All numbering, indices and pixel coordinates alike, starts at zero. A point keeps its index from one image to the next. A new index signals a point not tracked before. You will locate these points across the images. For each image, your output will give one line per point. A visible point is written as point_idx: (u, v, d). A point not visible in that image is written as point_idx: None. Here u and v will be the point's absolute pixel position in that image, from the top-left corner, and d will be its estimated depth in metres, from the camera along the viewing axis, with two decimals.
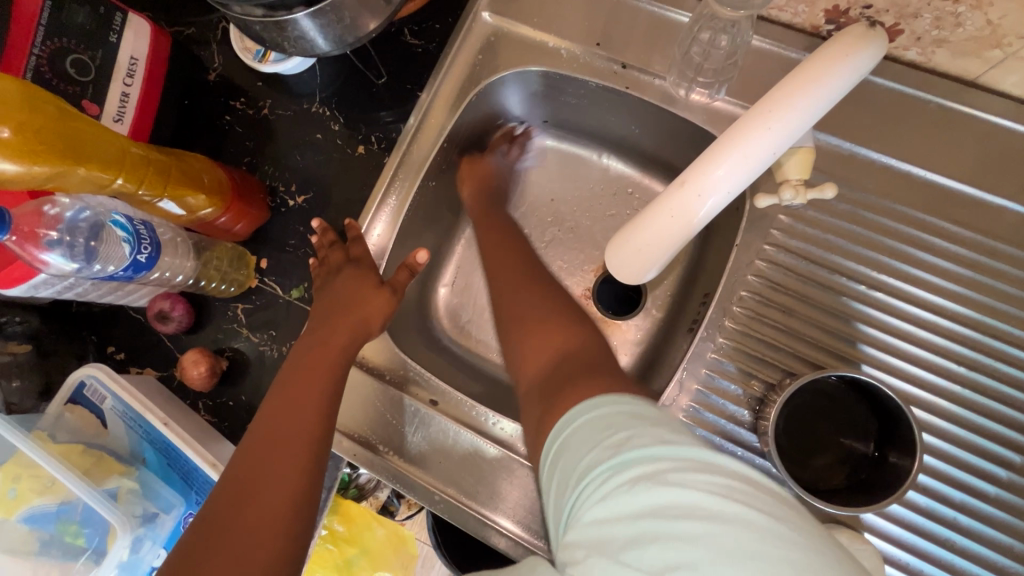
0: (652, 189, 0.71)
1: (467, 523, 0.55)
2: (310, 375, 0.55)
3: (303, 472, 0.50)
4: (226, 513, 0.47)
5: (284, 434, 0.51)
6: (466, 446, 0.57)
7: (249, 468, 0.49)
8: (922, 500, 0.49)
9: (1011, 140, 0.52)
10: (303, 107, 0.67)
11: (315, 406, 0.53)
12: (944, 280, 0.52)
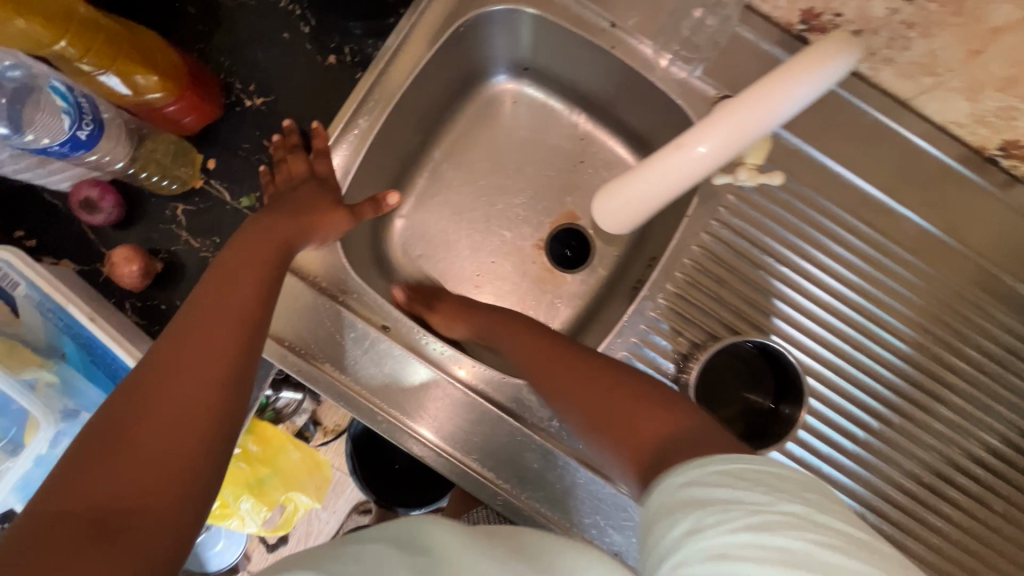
0: (615, 155, 0.74)
1: (389, 431, 0.58)
2: (243, 267, 0.50)
3: (240, 345, 0.45)
4: (141, 401, 0.40)
5: (211, 322, 0.45)
6: (412, 373, 0.59)
7: (169, 356, 0.42)
8: (798, 450, 0.58)
9: (923, 160, 0.59)
10: (270, 0, 0.62)
11: (247, 298, 0.48)
12: (854, 272, 0.60)
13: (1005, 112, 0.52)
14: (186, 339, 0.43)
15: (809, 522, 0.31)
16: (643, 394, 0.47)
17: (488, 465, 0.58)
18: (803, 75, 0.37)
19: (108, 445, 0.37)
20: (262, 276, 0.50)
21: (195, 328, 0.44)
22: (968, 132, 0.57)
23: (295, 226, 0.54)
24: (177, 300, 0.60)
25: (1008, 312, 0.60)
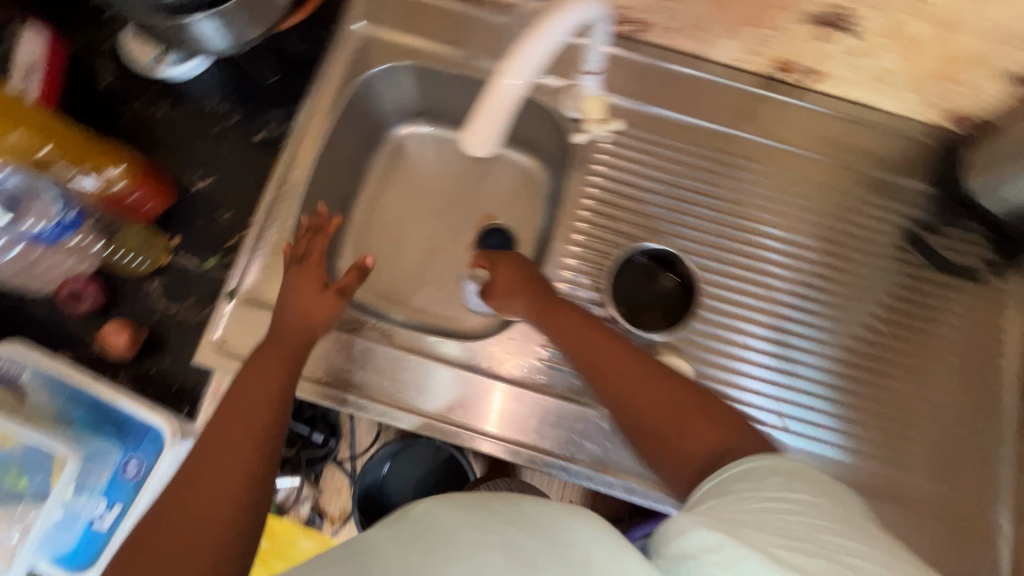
0: (511, 160, 0.89)
1: (447, 435, 0.67)
2: (260, 372, 0.57)
3: (261, 441, 0.52)
4: (184, 486, 0.48)
5: (240, 413, 0.53)
6: (414, 365, 0.69)
7: (208, 444, 0.51)
8: (709, 327, 0.72)
9: (730, 92, 0.77)
10: (201, 105, 0.76)
11: (268, 394, 0.55)
12: (708, 186, 0.76)
13: (764, 40, 0.71)
14: (218, 431, 0.52)
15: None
16: (657, 374, 0.58)
17: (479, 422, 0.68)
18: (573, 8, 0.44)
19: (154, 533, 0.46)
20: (279, 376, 0.57)
21: (221, 431, 0.52)
22: (753, 65, 0.76)
23: (294, 319, 0.62)
24: (166, 360, 0.67)
25: (832, 184, 0.77)
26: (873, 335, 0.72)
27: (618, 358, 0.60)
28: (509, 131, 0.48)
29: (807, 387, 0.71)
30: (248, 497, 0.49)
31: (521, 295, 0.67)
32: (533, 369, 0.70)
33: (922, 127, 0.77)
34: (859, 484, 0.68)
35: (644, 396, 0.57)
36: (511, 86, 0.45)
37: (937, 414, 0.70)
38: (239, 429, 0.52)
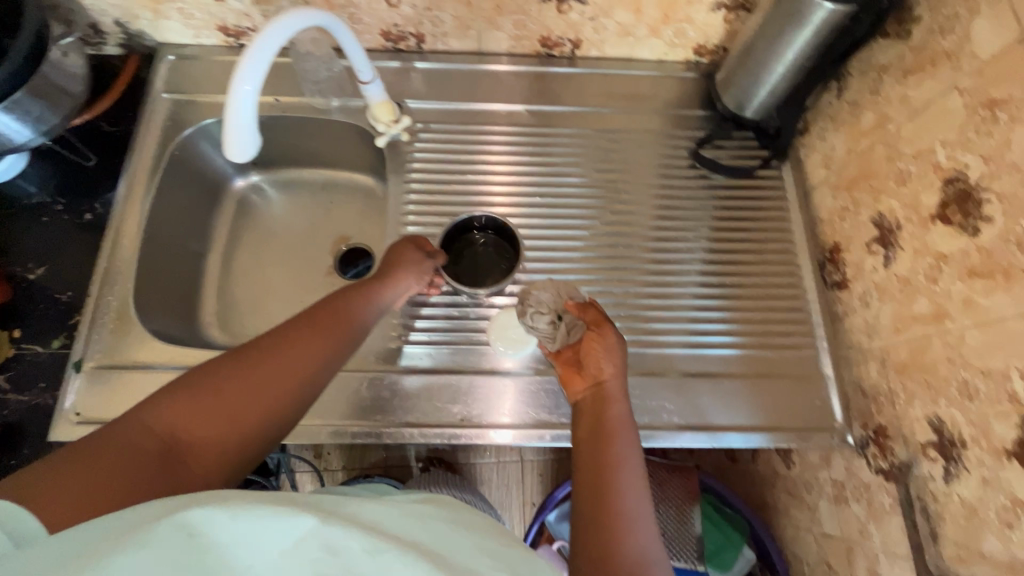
0: (351, 184, 0.95)
1: (479, 434, 0.71)
2: (350, 313, 0.58)
3: (312, 376, 0.51)
4: (242, 382, 0.47)
5: (308, 348, 0.52)
6: (371, 387, 0.73)
7: (268, 361, 0.49)
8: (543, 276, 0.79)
9: (514, 75, 0.87)
10: (23, 203, 0.78)
11: (337, 338, 0.55)
12: (517, 156, 0.84)
13: (520, 24, 0.81)
14: (289, 354, 0.50)
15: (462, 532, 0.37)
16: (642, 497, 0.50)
17: (346, 418, 0.71)
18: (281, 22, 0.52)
19: (193, 392, 0.45)
20: (356, 320, 0.58)
21: (292, 340, 0.52)
22: (525, 48, 0.86)
23: (378, 289, 0.64)
24: (24, 450, 0.67)
25: (623, 129, 0.87)
26: (774, 289, 0.79)
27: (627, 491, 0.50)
28: (260, 130, 0.54)
29: (653, 313, 0.77)
30: (264, 430, 0.47)
31: (596, 352, 0.61)
32: (423, 358, 0.75)
33: (681, 65, 0.89)
34: (711, 373, 0.74)
35: (630, 487, 0.51)
36: (245, 93, 0.51)
37: (763, 295, 0.78)
38: (309, 348, 0.52)
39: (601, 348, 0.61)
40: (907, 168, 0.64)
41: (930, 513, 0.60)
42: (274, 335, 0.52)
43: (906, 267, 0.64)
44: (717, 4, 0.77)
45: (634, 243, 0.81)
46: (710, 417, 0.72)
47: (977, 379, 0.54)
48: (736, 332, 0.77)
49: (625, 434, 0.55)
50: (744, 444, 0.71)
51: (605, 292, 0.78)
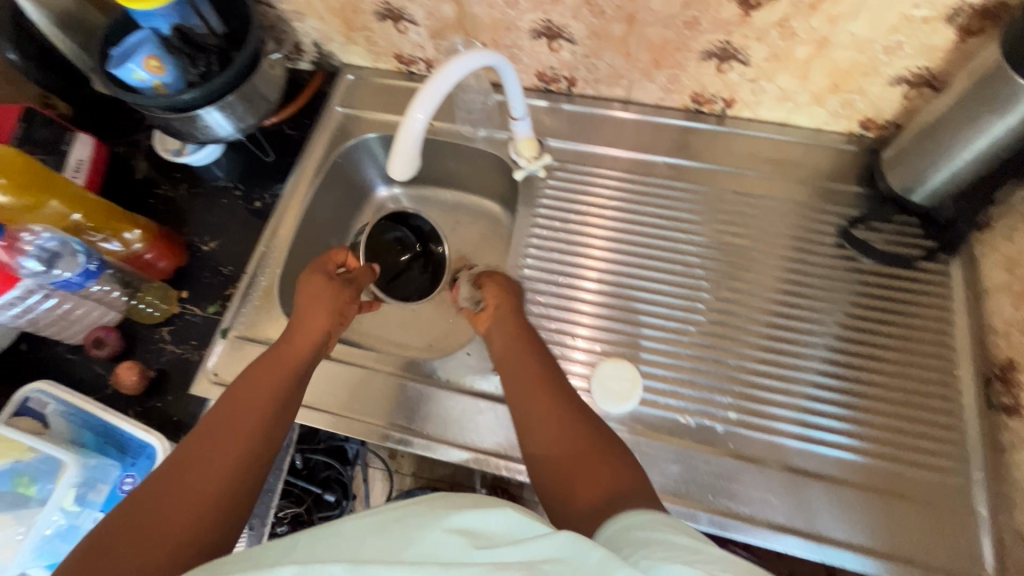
0: (478, 209, 1.00)
1: None
2: (264, 376, 0.61)
3: (260, 434, 0.55)
4: (216, 439, 0.52)
5: (259, 392, 0.59)
6: (457, 407, 0.75)
7: (226, 418, 0.55)
8: (655, 333, 0.76)
9: (657, 127, 0.87)
10: (211, 185, 0.92)
11: (290, 375, 0.62)
12: (646, 206, 0.83)
13: (674, 78, 0.81)
14: (246, 403, 0.57)
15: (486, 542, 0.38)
16: (594, 458, 0.53)
17: (437, 432, 0.74)
18: (462, 61, 0.57)
19: (135, 511, 0.45)
20: (284, 377, 0.62)
21: (220, 422, 0.55)
22: (674, 101, 0.86)
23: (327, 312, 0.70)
24: (169, 395, 0.76)
25: (764, 195, 0.83)
26: (908, 396, 0.69)
27: (574, 456, 0.53)
28: (424, 153, 0.58)
29: (771, 397, 0.71)
30: (260, 458, 0.53)
31: (499, 299, 0.74)
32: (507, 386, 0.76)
33: (842, 137, 0.83)
34: (828, 477, 0.66)
35: (578, 431, 0.56)
36: (419, 121, 0.55)
37: (902, 402, 0.69)
38: (245, 413, 0.56)
39: (494, 285, 0.75)
40: None
41: None
42: (223, 401, 0.57)
43: None
44: (898, 79, 0.71)
45: (760, 317, 0.76)
46: (821, 525, 0.64)
47: None
48: (868, 438, 0.68)
49: (549, 390, 0.61)
50: (858, 567, 0.62)
51: (719, 362, 0.74)
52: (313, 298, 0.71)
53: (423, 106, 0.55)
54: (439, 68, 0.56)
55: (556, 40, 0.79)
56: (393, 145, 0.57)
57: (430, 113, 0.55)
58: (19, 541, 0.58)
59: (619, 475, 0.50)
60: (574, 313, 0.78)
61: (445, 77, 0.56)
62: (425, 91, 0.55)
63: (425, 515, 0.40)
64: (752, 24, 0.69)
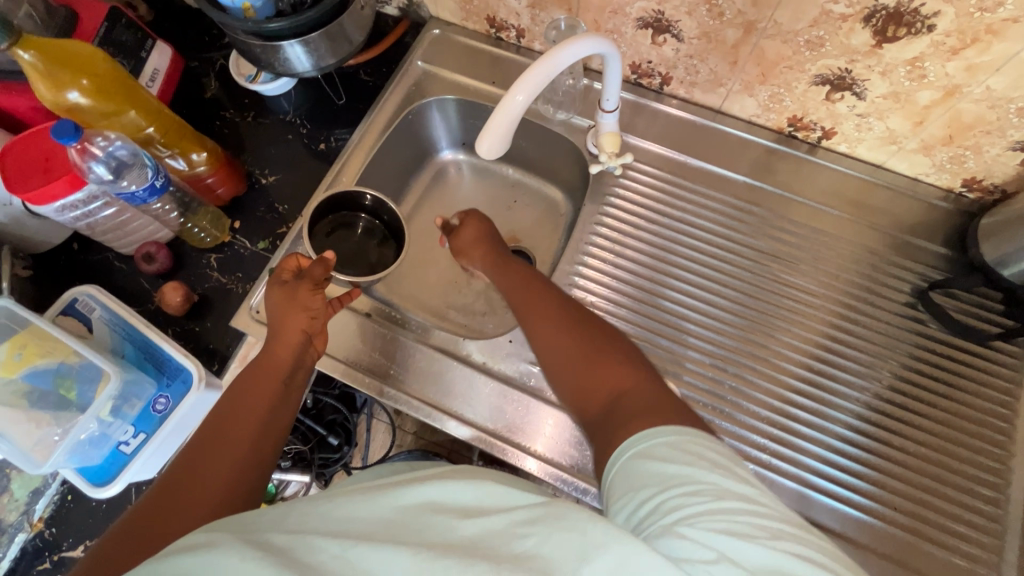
0: (538, 191, 0.97)
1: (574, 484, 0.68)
2: (257, 382, 0.59)
3: (256, 441, 0.54)
4: (198, 467, 0.51)
5: (248, 403, 0.57)
6: (486, 389, 0.73)
7: (220, 430, 0.54)
8: (702, 358, 0.74)
9: (744, 144, 0.82)
10: (278, 118, 0.90)
11: (275, 388, 0.59)
12: (716, 224, 0.80)
13: (777, 97, 0.76)
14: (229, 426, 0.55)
15: (478, 519, 0.37)
16: (603, 364, 0.57)
17: (462, 410, 0.72)
18: (572, 46, 0.54)
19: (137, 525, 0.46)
20: (277, 382, 0.60)
21: (217, 433, 0.54)
22: (767, 121, 0.81)
23: (306, 311, 0.64)
24: (209, 322, 0.77)
25: (842, 236, 0.78)
26: (951, 475, 0.67)
27: (586, 367, 0.58)
28: (516, 137, 0.56)
29: (809, 447, 0.69)
30: (248, 480, 0.52)
31: (478, 237, 0.77)
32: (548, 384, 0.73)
33: (940, 192, 0.78)
34: (849, 537, 0.65)
35: (575, 343, 0.60)
36: (518, 104, 0.53)
37: (945, 479, 0.67)
38: (240, 421, 0.55)
39: (468, 230, 0.78)
40: None
41: None
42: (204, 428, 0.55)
43: None
44: (1022, 144, 0.66)
45: (818, 364, 0.73)
46: None
47: None
48: (900, 509, 0.66)
49: (544, 309, 0.64)
50: None
51: (762, 400, 0.71)
52: (281, 312, 0.64)
53: (525, 90, 0.53)
54: (548, 51, 0.54)
55: (662, 34, 0.75)
56: (485, 124, 0.55)
57: (531, 98, 0.53)
58: (54, 440, 0.59)
59: (627, 373, 0.55)
60: (621, 321, 0.76)
61: (551, 61, 0.54)
62: (529, 75, 0.53)
63: (397, 487, 0.40)
64: (881, 58, 0.64)
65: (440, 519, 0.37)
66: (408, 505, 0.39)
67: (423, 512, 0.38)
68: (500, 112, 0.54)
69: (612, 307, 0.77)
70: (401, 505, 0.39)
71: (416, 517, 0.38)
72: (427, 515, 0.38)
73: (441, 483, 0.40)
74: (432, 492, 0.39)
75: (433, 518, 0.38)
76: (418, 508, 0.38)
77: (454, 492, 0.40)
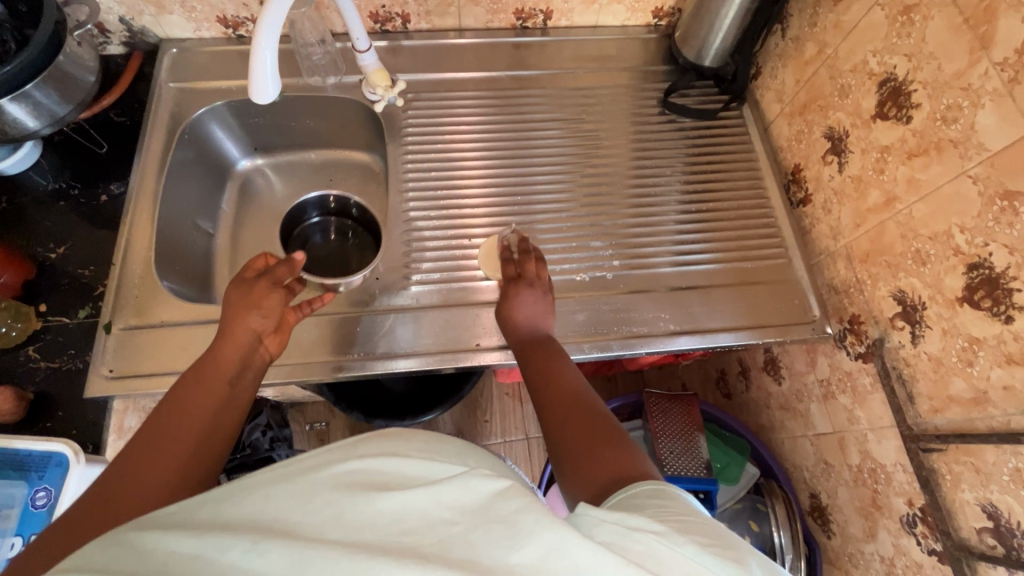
0: (349, 161, 1.01)
1: (485, 360, 0.75)
2: (203, 387, 0.56)
3: (204, 442, 0.52)
4: (142, 459, 0.48)
5: (196, 404, 0.54)
6: (377, 324, 0.76)
7: (164, 428, 0.51)
8: (540, 216, 0.84)
9: (492, 48, 0.95)
10: (39, 191, 0.82)
11: (222, 391, 0.57)
12: (502, 116, 0.91)
13: None
14: (173, 425, 0.52)
15: (404, 505, 0.32)
16: (597, 426, 0.54)
17: (365, 352, 0.74)
18: None
19: (83, 509, 0.43)
20: (222, 388, 0.57)
21: (163, 429, 0.51)
22: (500, 22, 0.95)
23: (252, 310, 0.63)
24: (60, 411, 0.69)
25: (597, 86, 0.95)
26: (744, 211, 0.86)
27: (571, 416, 0.56)
28: (282, 79, 0.60)
29: (645, 242, 0.83)
30: (194, 478, 0.49)
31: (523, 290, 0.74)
32: (403, 297, 0.78)
33: (643, 28, 0.98)
34: (700, 287, 0.80)
35: (563, 382, 0.62)
36: (262, 55, 0.58)
37: (741, 216, 0.86)
38: (186, 422, 0.52)
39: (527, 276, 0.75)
40: (847, 82, 0.73)
41: (904, 377, 0.67)
42: (145, 426, 0.51)
43: (857, 166, 0.72)
44: None
45: (624, 182, 0.88)
46: (702, 323, 0.78)
47: (927, 246, 0.63)
48: (723, 250, 0.83)
49: (538, 343, 0.69)
50: (736, 344, 0.77)
51: (597, 225, 0.84)
52: (233, 312, 0.62)
53: (266, 40, 0.58)
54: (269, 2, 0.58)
55: None
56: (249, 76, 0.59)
57: (275, 46, 0.58)
58: None
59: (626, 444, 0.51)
60: (466, 219, 0.83)
61: (273, 10, 0.58)
62: (263, 25, 0.57)
63: (328, 463, 0.35)
64: None
65: (362, 499, 0.32)
66: (337, 482, 0.34)
67: (344, 492, 0.33)
68: (254, 65, 0.58)
69: (453, 210, 0.84)
70: (321, 490, 0.33)
71: (341, 493, 0.33)
72: (354, 492, 0.33)
73: (366, 459, 0.36)
74: (359, 467, 0.35)
75: (360, 497, 0.32)
76: (343, 488, 0.33)
77: (373, 470, 0.35)
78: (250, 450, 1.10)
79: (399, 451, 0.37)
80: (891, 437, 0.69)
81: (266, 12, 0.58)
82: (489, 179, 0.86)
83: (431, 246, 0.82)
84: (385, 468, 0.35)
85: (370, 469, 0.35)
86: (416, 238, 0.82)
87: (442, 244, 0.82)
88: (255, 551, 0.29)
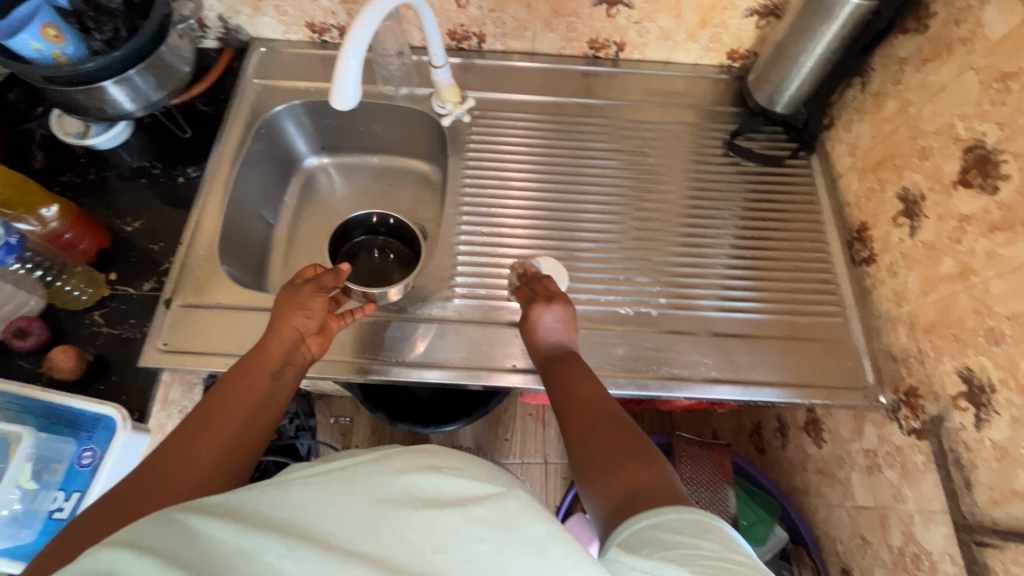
0: (408, 169, 1.04)
1: (519, 382, 0.75)
2: (247, 381, 0.58)
3: (241, 437, 0.53)
4: (180, 452, 0.50)
5: (237, 399, 0.56)
6: (419, 331, 0.77)
7: (204, 422, 0.53)
8: (589, 244, 0.84)
9: (561, 74, 0.97)
10: (125, 167, 0.88)
11: (263, 387, 0.58)
12: (562, 141, 0.92)
13: (571, 26, 0.91)
14: (217, 417, 0.54)
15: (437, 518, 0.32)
16: (618, 441, 0.54)
17: (402, 357, 0.76)
18: (375, 6, 0.62)
19: (119, 499, 0.45)
20: (264, 383, 0.59)
21: (203, 424, 0.53)
22: (572, 50, 0.96)
23: (293, 312, 0.64)
24: (113, 376, 0.73)
25: (662, 121, 0.95)
26: (801, 264, 0.83)
27: (591, 430, 0.56)
28: (362, 87, 0.63)
29: (694, 282, 0.82)
30: (228, 468, 0.50)
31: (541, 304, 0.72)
32: (446, 309, 0.79)
33: (715, 69, 0.97)
34: (746, 335, 0.78)
35: (583, 398, 0.62)
36: (347, 64, 0.60)
37: (796, 268, 0.83)
38: (225, 418, 0.54)
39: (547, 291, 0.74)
40: (929, 144, 0.70)
41: (962, 462, 0.62)
42: (190, 419, 0.54)
43: (931, 232, 0.69)
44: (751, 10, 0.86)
45: (678, 220, 0.87)
46: (745, 373, 0.76)
47: (1002, 326, 0.59)
48: (775, 300, 0.80)
49: (562, 359, 0.68)
50: (780, 400, 0.74)
51: (646, 261, 0.83)
52: (278, 314, 0.64)
53: (352, 50, 0.60)
54: (359, 18, 0.61)
55: None
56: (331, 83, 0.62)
57: (360, 57, 0.61)
58: None
59: (647, 463, 0.51)
60: (516, 239, 0.84)
61: (359, 25, 0.61)
62: (352, 37, 0.60)
63: (365, 466, 0.36)
64: None
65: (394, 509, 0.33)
66: (371, 488, 0.34)
67: (379, 499, 0.33)
68: (338, 73, 0.61)
69: (503, 228, 0.85)
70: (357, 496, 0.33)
71: (375, 501, 0.33)
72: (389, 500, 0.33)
73: (400, 466, 0.36)
74: (394, 473, 0.35)
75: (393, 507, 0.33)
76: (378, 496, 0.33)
77: (407, 479, 0.35)
78: (276, 436, 1.12)
79: (433, 461, 0.37)
80: (941, 523, 0.64)
81: (354, 27, 0.61)
82: (543, 202, 0.87)
83: (477, 260, 0.83)
84: (420, 477, 0.35)
85: (405, 476, 0.35)
86: (465, 252, 0.83)
87: (488, 261, 0.83)
88: (286, 557, 0.30)
